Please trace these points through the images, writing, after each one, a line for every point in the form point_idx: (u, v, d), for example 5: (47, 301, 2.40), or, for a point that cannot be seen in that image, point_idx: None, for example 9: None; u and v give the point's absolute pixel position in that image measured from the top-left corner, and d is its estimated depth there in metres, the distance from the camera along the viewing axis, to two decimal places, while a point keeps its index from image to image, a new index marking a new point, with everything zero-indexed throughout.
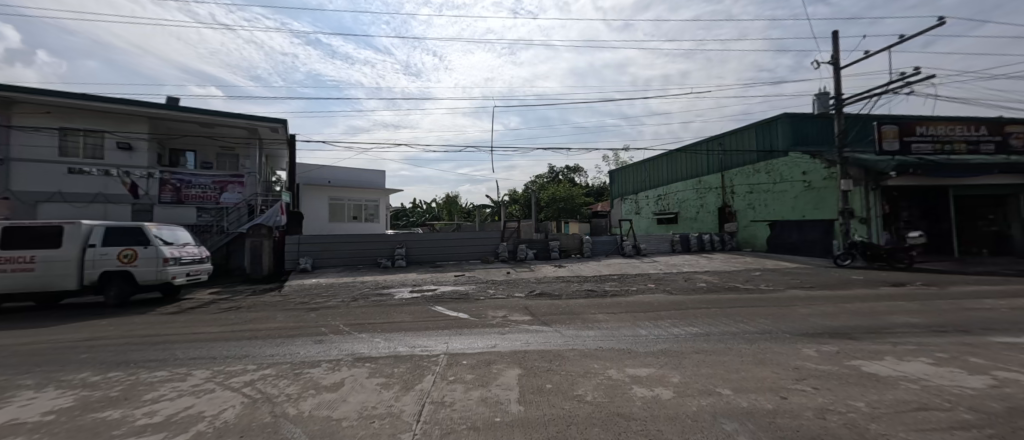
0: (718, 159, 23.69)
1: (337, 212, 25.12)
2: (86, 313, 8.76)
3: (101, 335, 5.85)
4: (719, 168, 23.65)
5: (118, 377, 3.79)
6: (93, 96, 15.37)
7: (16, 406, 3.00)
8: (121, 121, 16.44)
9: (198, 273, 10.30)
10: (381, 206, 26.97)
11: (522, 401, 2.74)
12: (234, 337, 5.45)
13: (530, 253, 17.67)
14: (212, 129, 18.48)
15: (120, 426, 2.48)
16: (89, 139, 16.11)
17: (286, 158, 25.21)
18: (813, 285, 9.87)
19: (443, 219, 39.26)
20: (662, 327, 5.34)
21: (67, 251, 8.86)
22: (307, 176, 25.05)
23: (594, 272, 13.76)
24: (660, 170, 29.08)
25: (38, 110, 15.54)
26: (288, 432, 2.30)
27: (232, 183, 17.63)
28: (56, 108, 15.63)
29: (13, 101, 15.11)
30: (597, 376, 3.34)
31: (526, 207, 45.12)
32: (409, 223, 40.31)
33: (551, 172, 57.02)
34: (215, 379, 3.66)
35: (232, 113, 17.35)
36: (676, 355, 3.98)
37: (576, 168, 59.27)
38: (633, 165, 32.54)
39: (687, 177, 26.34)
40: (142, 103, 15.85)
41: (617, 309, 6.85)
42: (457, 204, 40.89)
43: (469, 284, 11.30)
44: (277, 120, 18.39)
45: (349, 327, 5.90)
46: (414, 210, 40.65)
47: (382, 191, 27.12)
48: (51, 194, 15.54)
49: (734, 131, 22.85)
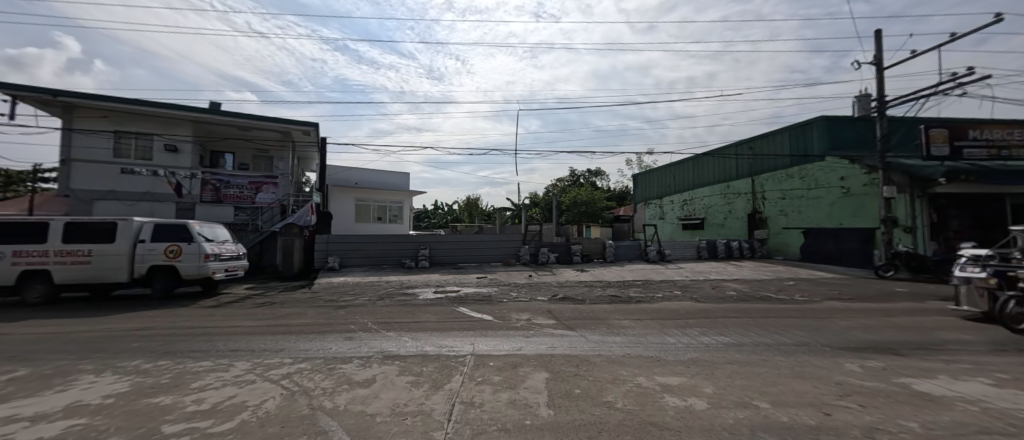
0: (748, 163, 22.85)
1: (363, 213, 25.84)
2: (133, 303, 9.35)
3: (148, 325, 6.21)
4: (749, 172, 22.79)
5: (167, 365, 4.03)
6: (144, 100, 16.42)
7: (79, 390, 3.27)
8: (167, 124, 17.46)
9: (235, 269, 10.81)
10: (405, 207, 27.60)
11: (552, 405, 2.72)
12: (270, 331, 5.68)
13: (552, 257, 17.59)
14: (249, 132, 19.38)
15: (172, 412, 2.69)
16: (139, 141, 17.22)
17: (316, 160, 26.21)
18: (853, 297, 9.31)
19: (465, 221, 39.85)
20: (693, 335, 5.20)
21: (119, 247, 9.47)
22: (336, 177, 25.86)
23: (617, 277, 13.57)
24: (686, 174, 28.33)
25: (95, 114, 16.72)
26: (326, 423, 2.42)
27: (266, 184, 18.45)
28: (112, 112, 16.81)
29: (74, 106, 16.33)
30: (626, 383, 3.28)
31: (547, 210, 44.99)
32: (431, 225, 41.00)
33: (573, 175, 56.85)
34: (255, 371, 3.83)
35: (267, 117, 18.17)
36: (707, 365, 3.87)
37: (598, 171, 58.88)
38: (658, 169, 31.86)
39: (714, 182, 25.52)
40: (186, 108, 16.81)
41: (643, 315, 6.70)
42: (478, 207, 41.54)
43: (492, 286, 11.42)
44: (309, 124, 19.14)
45: (377, 325, 6.03)
46: (436, 211, 41.22)
47: (406, 193, 27.72)
48: (105, 193, 16.71)
49: (767, 135, 21.98)
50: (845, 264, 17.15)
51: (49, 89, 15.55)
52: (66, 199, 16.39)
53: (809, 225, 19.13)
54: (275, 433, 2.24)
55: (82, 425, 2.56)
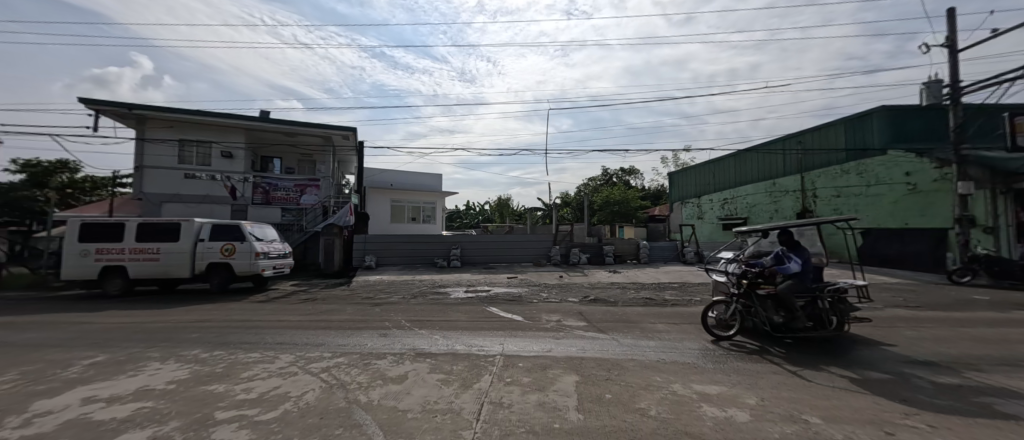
0: (795, 159, 21.47)
1: (398, 214, 26.77)
2: (194, 297, 10.26)
3: (206, 318, 6.76)
4: (796, 169, 21.41)
5: (222, 355, 4.37)
6: (204, 111, 17.98)
7: (148, 375, 3.62)
8: (223, 132, 18.98)
9: (282, 266, 11.55)
10: (437, 208, 28.28)
11: (581, 409, 2.67)
12: (312, 326, 6.00)
13: (583, 258, 17.30)
14: (294, 138, 20.70)
15: (225, 400, 2.94)
16: (199, 149, 18.84)
17: (354, 163, 27.48)
18: (921, 305, 8.42)
19: (496, 221, 40.39)
20: (733, 342, 4.93)
21: (182, 245, 10.37)
22: (372, 179, 26.97)
23: (652, 279, 13.15)
24: (727, 171, 26.86)
25: (163, 124, 18.48)
26: (360, 417, 2.54)
27: (310, 186, 19.54)
28: (177, 122, 18.51)
29: (146, 118, 18.12)
30: (660, 390, 3.15)
31: (578, 210, 44.42)
32: (462, 225, 41.82)
33: (604, 174, 55.81)
34: (297, 363, 4.05)
35: (311, 123, 19.34)
36: (749, 374, 3.64)
37: (632, 170, 57.40)
38: (694, 167, 30.64)
39: (756, 180, 24.16)
40: (240, 116, 18.25)
41: (679, 319, 6.43)
42: (508, 207, 41.91)
43: (523, 286, 11.41)
44: (348, 129, 20.14)
45: (410, 323, 6.20)
46: (468, 212, 41.94)
47: (438, 193, 28.36)
48: (171, 196, 18.40)
49: (819, 127, 20.50)
50: (911, 267, 15.88)
51: (126, 103, 17.38)
52: (139, 202, 18.19)
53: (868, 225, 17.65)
54: (315, 427, 2.37)
55: (148, 408, 2.84)
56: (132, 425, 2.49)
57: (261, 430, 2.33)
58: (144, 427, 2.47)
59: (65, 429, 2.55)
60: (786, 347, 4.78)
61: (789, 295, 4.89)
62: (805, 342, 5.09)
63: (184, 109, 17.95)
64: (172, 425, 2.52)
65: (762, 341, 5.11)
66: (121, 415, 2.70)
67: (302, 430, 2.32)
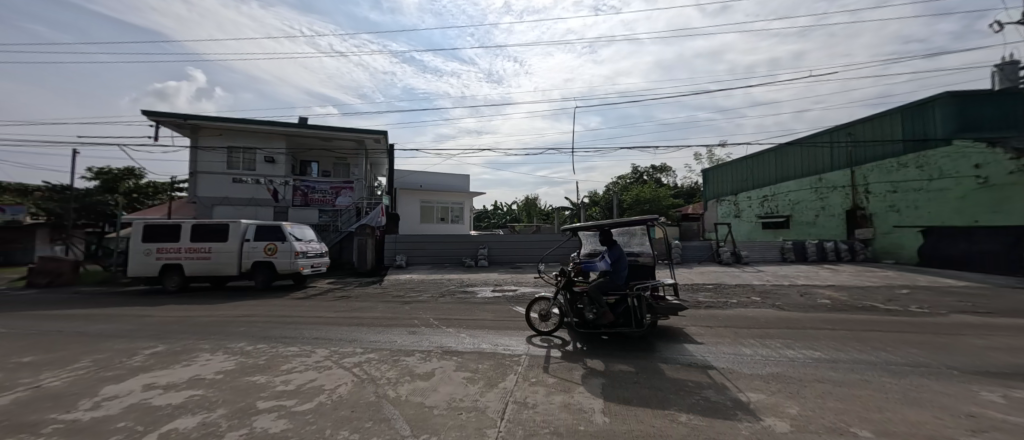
0: (844, 152, 20.04)
1: (427, 214, 27.42)
2: (242, 293, 10.96)
3: (250, 313, 7.23)
4: (845, 162, 19.97)
5: (264, 348, 4.65)
6: (249, 119, 19.24)
7: (200, 365, 3.92)
8: (266, 138, 20.24)
9: (319, 265, 12.16)
10: (465, 208, 28.64)
11: (608, 412, 2.61)
12: (345, 322, 6.24)
13: None
14: (330, 143, 21.76)
15: (266, 390, 3.13)
16: (245, 155, 20.14)
17: (385, 165, 28.46)
18: (996, 311, 7.57)
19: (524, 221, 40.52)
20: (772, 347, 4.67)
21: (231, 245, 11.12)
22: (402, 181, 27.79)
23: (684, 280, 12.70)
24: (766, 166, 25.35)
25: (214, 133, 19.91)
26: (388, 411, 2.63)
27: (344, 188, 20.45)
28: (226, 130, 19.87)
29: (199, 127, 19.56)
30: (693, 396, 3.03)
31: (606, 209, 43.65)
32: (490, 225, 42.24)
33: (634, 172, 54.48)
34: (332, 358, 4.24)
35: (345, 128, 20.27)
36: (790, 382, 3.42)
37: (663, 167, 55.67)
38: (727, 164, 29.32)
39: (798, 175, 22.75)
40: (281, 123, 19.39)
41: (713, 322, 6.16)
42: (536, 207, 41.92)
43: (550, 286, 11.34)
44: (379, 132, 20.89)
45: (438, 321, 6.32)
46: (495, 212, 42.30)
47: (466, 193, 28.73)
48: (220, 199, 19.73)
49: (871, 117, 19.12)
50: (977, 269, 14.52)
51: (181, 114, 18.82)
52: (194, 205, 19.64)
53: (931, 222, 16.37)
54: (346, 421, 2.46)
55: (199, 395, 3.07)
56: (183, 413, 2.69)
57: (298, 422, 2.45)
58: (194, 416, 2.66)
59: (128, 413, 2.81)
60: (587, 343, 5.02)
61: (596, 292, 5.11)
62: (617, 339, 5.31)
63: (232, 118, 19.26)
64: (218, 412, 2.72)
65: (577, 337, 5.33)
66: (176, 402, 2.94)
67: (333, 424, 2.43)
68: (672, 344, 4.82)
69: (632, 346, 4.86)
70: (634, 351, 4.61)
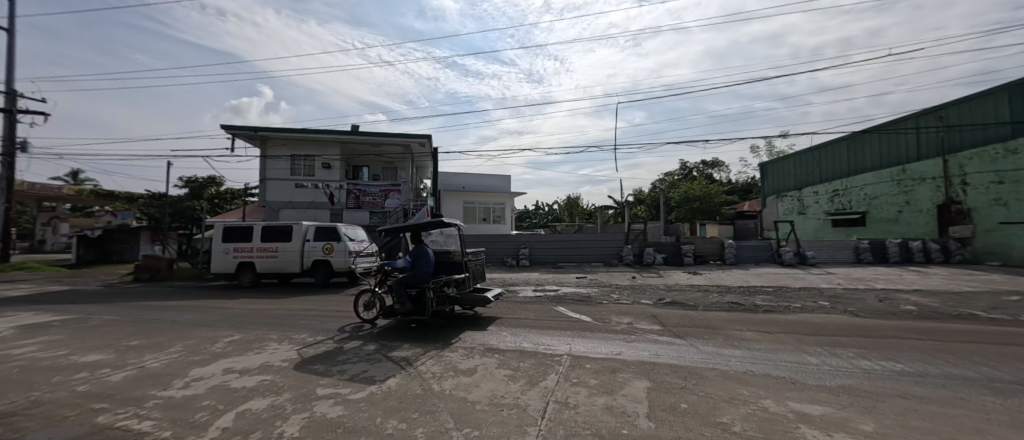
0: (931, 138, 17.79)
1: (470, 214, 28.18)
2: (304, 289, 11.94)
3: (312, 308, 7.89)
4: (931, 151, 17.73)
5: (323, 340, 5.05)
6: (309, 129, 20.89)
7: (270, 353, 4.35)
8: (324, 146, 21.91)
9: (370, 263, 12.92)
10: (507, 208, 28.91)
11: (653, 417, 2.52)
12: (395, 318, 6.59)
13: (658, 258, 16.31)
14: (379, 148, 23.09)
15: (324, 378, 3.39)
16: (306, 162, 21.89)
17: (429, 167, 29.60)
18: None
19: (565, 220, 40.40)
20: (842, 357, 4.24)
21: (295, 245, 12.18)
22: (444, 182, 28.68)
23: (738, 282, 11.94)
24: (837, 157, 22.94)
25: (279, 143, 21.83)
26: (433, 404, 2.74)
27: (393, 191, 21.50)
28: (289, 140, 21.71)
29: (267, 138, 21.52)
30: (747, 405, 2.84)
31: (653, 207, 42.19)
32: (531, 225, 42.50)
33: (682, 168, 51.94)
34: (382, 351, 4.50)
35: (393, 133, 21.36)
36: (864, 396, 3.09)
37: (716, 162, 52.47)
38: (789, 156, 27.03)
39: (874, 166, 20.50)
40: (337, 132, 20.88)
41: (772, 328, 5.72)
42: (578, 206, 41.60)
43: (593, 286, 11.16)
44: (423, 136, 21.74)
45: (482, 320, 6.47)
46: (537, 211, 42.48)
47: (508, 194, 29.01)
48: (285, 203, 21.52)
49: (966, 97, 16.78)
50: None
51: (253, 127, 20.79)
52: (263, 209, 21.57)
53: None
54: (394, 412, 2.59)
55: (267, 380, 3.41)
56: (255, 396, 3.01)
57: (352, 411, 2.63)
58: (264, 398, 2.96)
59: (212, 392, 3.20)
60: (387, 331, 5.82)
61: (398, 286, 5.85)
62: (419, 326, 6.15)
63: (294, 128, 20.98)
64: (285, 396, 3.00)
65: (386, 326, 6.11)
66: (251, 384, 3.31)
67: (384, 413, 2.57)
68: (553, 336, 5.30)
69: (420, 332, 5.72)
70: (417, 336, 5.47)
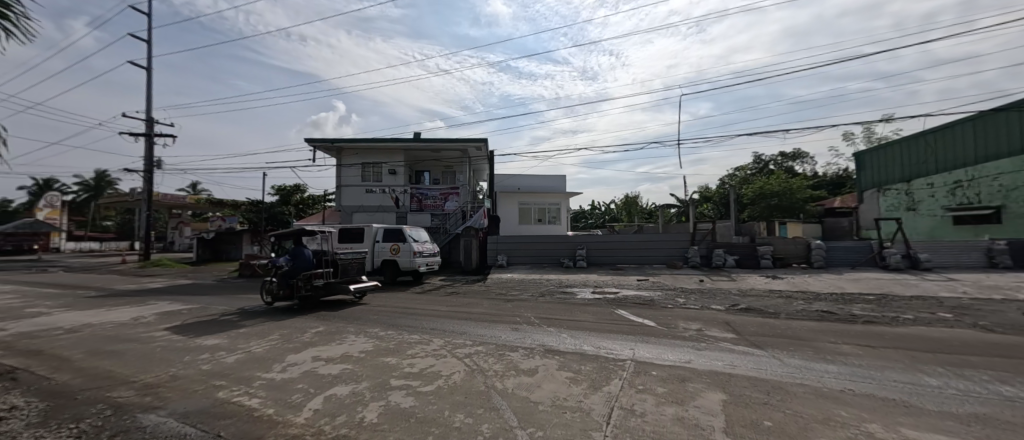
0: None
1: (525, 215, 28.50)
2: None
3: (381, 304, 8.56)
4: None
5: (392, 334, 5.45)
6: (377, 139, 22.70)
7: (347, 344, 4.81)
8: (390, 154, 23.72)
9: (432, 263, 13.68)
10: (562, 208, 28.61)
11: (731, 433, 2.35)
12: (457, 316, 6.89)
13: (730, 259, 15.09)
14: (438, 154, 24.44)
15: (396, 370, 3.67)
16: (373, 169, 23.80)
17: (484, 169, 30.46)
18: None
19: (623, 220, 39.17)
20: (972, 380, 3.56)
21: (366, 246, 13.29)
22: (499, 184, 29.28)
23: (829, 288, 10.61)
24: (962, 142, 19.35)
25: (352, 152, 23.98)
26: (497, 402, 2.83)
27: (451, 193, 22.55)
28: (360, 150, 23.75)
29: (341, 148, 23.73)
30: (846, 428, 2.51)
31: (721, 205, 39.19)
32: (586, 225, 41.73)
33: (756, 161, 47.36)
34: (446, 347, 4.73)
35: (451, 139, 22.45)
36: (1005, 428, 2.57)
37: (797, 153, 47.10)
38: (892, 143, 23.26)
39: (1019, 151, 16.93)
40: (402, 140, 22.50)
41: (876, 341, 4.99)
42: (636, 205, 40.04)
43: (656, 290, 10.62)
44: (478, 140, 22.53)
45: (540, 321, 6.50)
46: (592, 212, 41.59)
47: (563, 194, 28.70)
48: (357, 207, 23.48)
49: None
50: None
51: (330, 139, 23.06)
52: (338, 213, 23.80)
53: None
54: (462, 406, 2.72)
55: (347, 369, 3.77)
56: (339, 382, 3.34)
57: (424, 402, 2.80)
58: (346, 385, 3.28)
59: (304, 376, 3.63)
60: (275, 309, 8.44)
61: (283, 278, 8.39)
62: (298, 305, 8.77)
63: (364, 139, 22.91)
64: (364, 384, 3.29)
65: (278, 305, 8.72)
66: (335, 371, 3.69)
67: (452, 407, 2.69)
68: (624, 339, 5.21)
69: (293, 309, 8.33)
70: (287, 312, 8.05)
